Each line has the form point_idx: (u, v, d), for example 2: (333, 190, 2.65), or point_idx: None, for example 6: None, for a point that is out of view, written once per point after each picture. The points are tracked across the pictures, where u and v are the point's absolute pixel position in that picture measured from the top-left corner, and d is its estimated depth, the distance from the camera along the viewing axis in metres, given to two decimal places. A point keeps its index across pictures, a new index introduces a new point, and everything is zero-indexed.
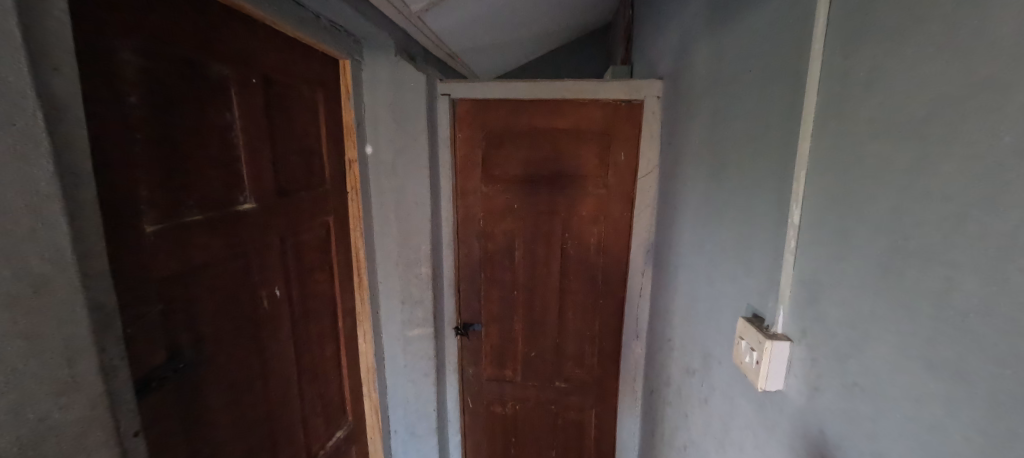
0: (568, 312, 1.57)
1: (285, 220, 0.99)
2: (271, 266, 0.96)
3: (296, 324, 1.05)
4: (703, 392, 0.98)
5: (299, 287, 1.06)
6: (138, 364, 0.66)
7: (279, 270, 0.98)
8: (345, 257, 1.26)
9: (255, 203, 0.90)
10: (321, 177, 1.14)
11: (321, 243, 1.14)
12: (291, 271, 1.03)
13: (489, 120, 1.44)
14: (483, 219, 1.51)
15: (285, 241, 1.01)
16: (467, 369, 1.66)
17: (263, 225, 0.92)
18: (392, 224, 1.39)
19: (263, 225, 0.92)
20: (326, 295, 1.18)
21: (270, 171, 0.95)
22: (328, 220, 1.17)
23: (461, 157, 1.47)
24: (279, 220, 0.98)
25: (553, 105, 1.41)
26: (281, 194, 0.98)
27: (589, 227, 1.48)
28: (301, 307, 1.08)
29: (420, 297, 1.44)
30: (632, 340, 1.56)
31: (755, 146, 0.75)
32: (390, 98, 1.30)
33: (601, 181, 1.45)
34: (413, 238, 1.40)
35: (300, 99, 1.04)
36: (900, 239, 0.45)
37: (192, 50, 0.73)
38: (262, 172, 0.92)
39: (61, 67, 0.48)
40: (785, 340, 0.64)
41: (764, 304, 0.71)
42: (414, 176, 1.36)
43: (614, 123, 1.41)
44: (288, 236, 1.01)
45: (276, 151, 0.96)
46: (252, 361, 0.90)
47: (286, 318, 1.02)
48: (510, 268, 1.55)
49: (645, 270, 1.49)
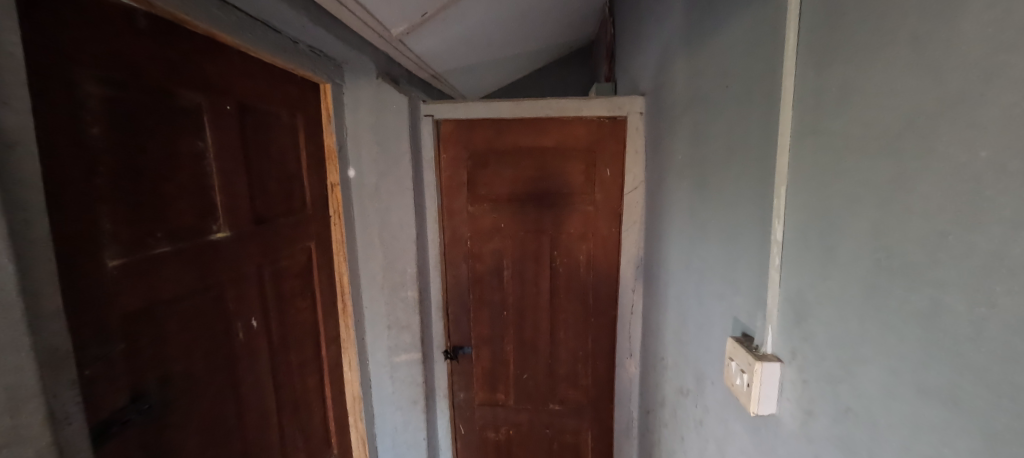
0: (560, 332, 1.54)
1: (262, 248, 0.97)
2: (248, 297, 0.93)
3: (274, 356, 1.02)
4: (697, 414, 0.95)
5: (277, 316, 1.03)
6: (98, 408, 0.62)
7: (256, 299, 0.95)
8: (328, 283, 1.23)
9: (231, 231, 0.88)
10: (301, 202, 1.12)
11: (301, 270, 1.12)
12: (268, 300, 0.99)
13: (474, 140, 1.43)
14: (470, 240, 1.49)
15: (262, 269, 0.98)
16: (458, 394, 1.61)
17: (239, 255, 0.90)
18: (377, 248, 1.36)
19: (238, 255, 0.90)
20: (308, 323, 1.15)
21: (248, 199, 0.92)
22: (309, 245, 1.15)
23: (447, 177, 1.46)
24: (256, 248, 0.95)
25: (538, 124, 1.41)
26: (258, 222, 0.96)
27: (577, 245, 1.47)
28: (281, 337, 1.04)
29: (407, 322, 1.40)
30: (626, 359, 1.53)
31: (737, 162, 0.75)
32: (373, 120, 1.29)
33: (589, 198, 1.44)
34: (398, 261, 1.38)
35: (280, 125, 1.03)
36: (883, 256, 0.44)
37: (162, 78, 0.72)
38: (238, 199, 0.89)
39: (10, 100, 0.46)
40: (775, 361, 0.62)
41: (752, 323, 0.70)
42: (399, 198, 1.34)
43: (599, 140, 1.41)
44: (265, 264, 0.98)
45: (253, 177, 0.94)
46: (226, 398, 0.87)
47: (264, 349, 0.98)
48: (499, 288, 1.52)
49: (635, 286, 1.47)
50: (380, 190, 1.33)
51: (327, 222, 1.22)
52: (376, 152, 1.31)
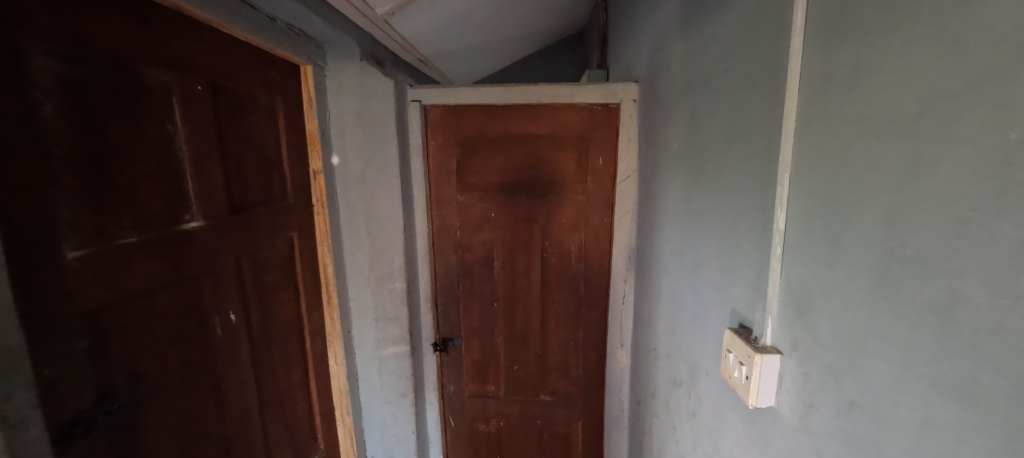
0: (551, 323, 1.51)
1: (239, 238, 0.92)
2: (226, 289, 0.88)
3: (255, 350, 0.97)
4: (691, 404, 0.94)
5: (257, 309, 0.98)
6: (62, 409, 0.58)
7: (234, 291, 0.91)
8: (312, 276, 1.19)
9: (207, 220, 0.83)
10: (282, 190, 1.06)
11: (283, 261, 1.07)
12: (248, 293, 0.95)
13: (463, 126, 1.38)
14: (459, 230, 1.45)
15: (241, 261, 0.93)
16: (448, 386, 1.57)
17: (215, 246, 0.85)
18: (363, 238, 1.31)
19: (214, 245, 0.85)
20: (290, 316, 1.10)
21: (225, 186, 0.88)
22: (291, 235, 1.10)
23: (435, 165, 1.41)
24: (233, 238, 0.90)
25: (529, 110, 1.37)
26: (236, 211, 0.91)
27: (569, 235, 1.44)
28: (262, 332, 1.00)
29: (395, 314, 1.36)
30: (617, 350, 1.51)
31: (736, 148, 0.72)
32: (357, 105, 1.24)
33: (581, 187, 1.41)
34: (386, 252, 1.33)
35: (259, 109, 0.98)
36: (896, 245, 0.42)
37: (124, 54, 0.67)
38: (212, 187, 0.84)
39: None
40: (775, 353, 0.60)
41: (751, 314, 0.68)
42: (385, 187, 1.30)
43: (591, 127, 1.37)
44: (244, 255, 0.93)
45: (230, 163, 0.90)
46: (205, 394, 0.83)
47: (245, 343, 0.94)
48: (489, 279, 1.48)
49: (627, 277, 1.45)
50: (367, 179, 1.29)
51: (310, 211, 1.17)
52: (361, 138, 1.26)
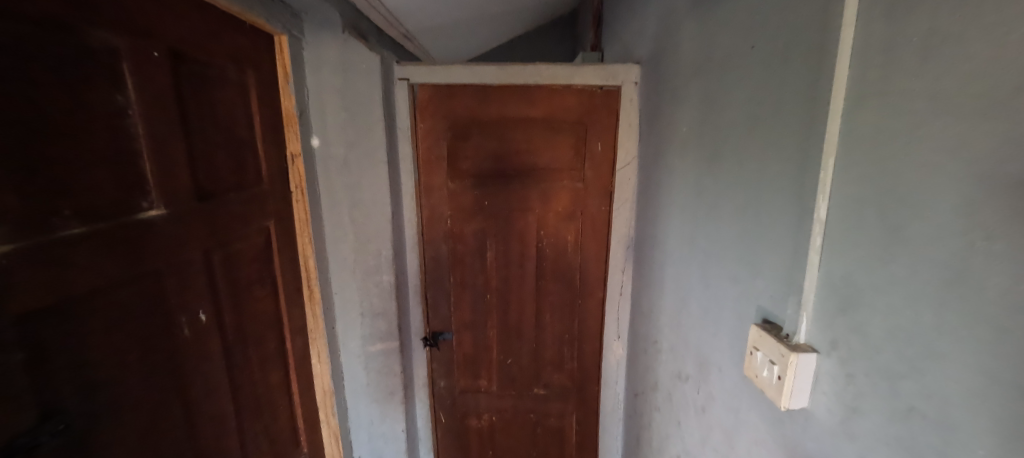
0: (546, 315, 1.45)
1: (206, 228, 0.82)
2: (190, 286, 0.79)
3: (227, 350, 0.89)
4: (699, 400, 0.90)
5: (228, 306, 0.90)
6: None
7: (202, 287, 0.82)
8: (291, 269, 1.09)
9: (167, 208, 0.73)
10: (253, 176, 0.97)
11: (256, 255, 0.98)
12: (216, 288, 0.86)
13: (454, 108, 1.29)
14: (450, 219, 1.36)
15: (209, 253, 0.83)
16: (439, 382, 1.50)
17: (179, 237, 0.75)
18: (346, 228, 1.21)
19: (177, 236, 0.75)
20: (266, 314, 1.01)
21: (189, 170, 0.78)
22: (265, 225, 1.00)
23: (423, 149, 1.31)
24: (198, 228, 0.80)
25: (525, 92, 1.29)
26: (200, 198, 0.81)
27: (565, 224, 1.37)
28: (234, 331, 0.91)
29: (383, 309, 1.28)
30: (613, 341, 1.47)
31: (765, 130, 0.66)
32: (339, 83, 1.13)
33: (578, 174, 1.34)
34: (372, 242, 1.24)
35: (228, 84, 0.87)
36: (977, 238, 0.37)
37: (62, 9, 0.55)
38: (175, 170, 0.74)
39: None
40: (812, 352, 0.56)
41: (780, 310, 0.63)
42: (370, 172, 1.20)
43: (590, 111, 1.30)
44: (211, 247, 0.84)
45: (194, 144, 0.79)
46: (174, 404, 0.74)
47: (215, 344, 0.85)
48: (482, 270, 1.41)
49: (625, 267, 1.40)
50: (352, 163, 1.18)
51: (287, 199, 1.07)
52: (343, 118, 1.15)
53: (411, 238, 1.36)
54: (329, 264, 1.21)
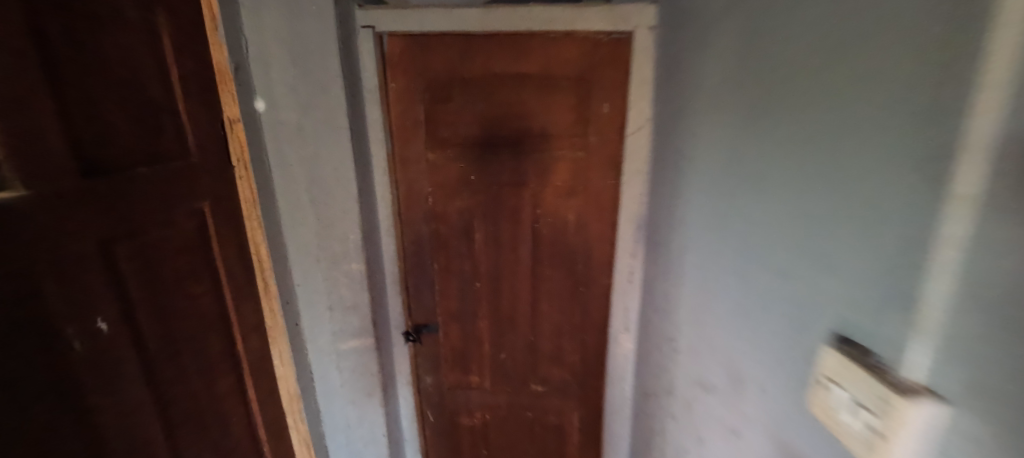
0: (543, 303, 1.23)
1: (100, 212, 0.65)
2: (79, 287, 0.62)
3: (151, 361, 0.73)
4: (732, 421, 0.72)
5: (149, 308, 0.73)
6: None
7: (99, 287, 0.65)
8: (239, 259, 0.92)
9: (29, 188, 0.56)
10: (176, 145, 0.78)
11: (188, 243, 0.81)
12: (125, 286, 0.69)
13: (432, 63, 1.05)
14: (432, 196, 1.14)
15: (107, 243, 0.66)
16: (423, 378, 1.29)
17: (48, 225, 0.58)
18: (305, 207, 0.99)
19: (48, 224, 0.58)
20: (207, 313, 0.84)
21: (66, 140, 0.61)
22: (198, 207, 0.82)
23: (396, 114, 1.08)
24: (88, 212, 0.63)
25: (517, 42, 1.05)
26: (87, 173, 0.63)
27: (565, 200, 1.15)
28: (161, 338, 0.75)
29: (355, 302, 1.06)
30: (621, 334, 1.28)
31: (843, 57, 0.43)
32: (285, 29, 0.90)
33: (580, 141, 1.12)
34: (337, 224, 1.01)
35: (122, 27, 0.68)
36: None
37: None
38: (30, 139, 0.56)
39: None
40: (930, 396, 0.32)
41: (866, 323, 0.40)
42: (328, 139, 0.97)
43: (596, 64, 1.07)
44: (113, 235, 0.67)
45: (71, 105, 0.61)
46: (64, 430, 0.59)
47: (132, 354, 0.70)
48: (469, 254, 1.18)
49: (635, 251, 1.20)
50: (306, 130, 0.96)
51: (227, 175, 0.89)
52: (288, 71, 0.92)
53: (385, 221, 1.15)
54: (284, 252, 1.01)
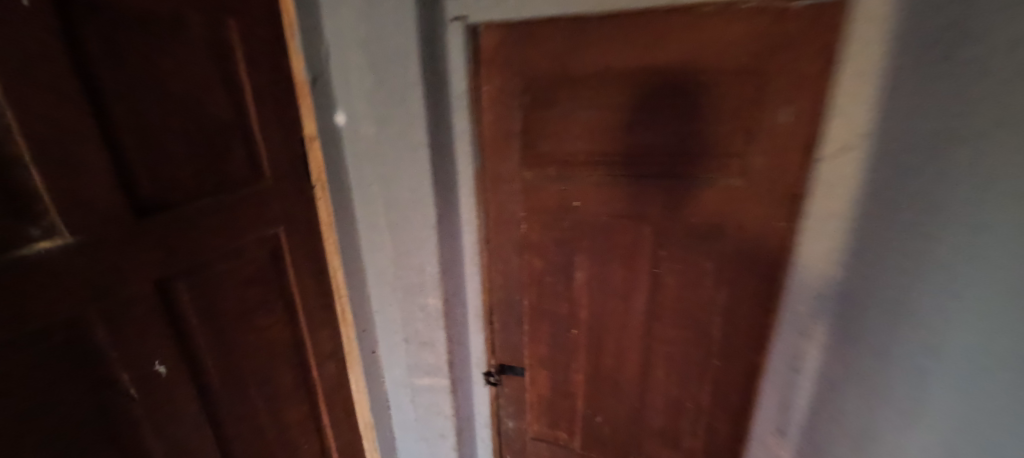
0: (657, 370, 0.95)
1: (156, 254, 0.61)
2: (133, 331, 0.60)
3: (212, 399, 0.72)
4: None
5: (212, 345, 0.70)
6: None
7: (157, 330, 0.62)
8: (315, 286, 0.89)
9: (75, 236, 0.53)
10: (246, 171, 0.73)
11: (258, 275, 0.77)
12: (184, 326, 0.66)
13: (532, 59, 0.78)
14: (525, 223, 0.92)
15: (163, 284, 0.63)
16: (506, 421, 1.14)
17: (93, 277, 0.54)
18: (383, 233, 0.91)
19: (97, 273, 0.55)
20: (276, 344, 0.82)
21: (116, 178, 0.56)
22: (270, 235, 0.78)
23: (489, 125, 0.86)
24: (144, 256, 0.60)
25: (649, 22, 0.70)
26: (142, 213, 0.59)
27: (700, 245, 0.82)
28: (224, 375, 0.73)
29: (429, 338, 0.97)
30: (769, 433, 0.88)
31: None
32: (363, 32, 0.76)
33: (738, 163, 0.74)
34: (413, 256, 0.91)
35: (184, 52, 0.63)
36: None
37: None
38: (69, 181, 0.51)
39: None
40: None
41: None
42: (405, 161, 0.83)
43: (780, 47, 0.66)
44: (172, 276, 0.64)
45: (124, 138, 0.57)
46: None
47: (191, 392, 0.68)
48: (566, 296, 0.96)
49: (813, 329, 0.77)
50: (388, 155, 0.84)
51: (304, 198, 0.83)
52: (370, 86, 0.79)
53: (467, 246, 0.96)
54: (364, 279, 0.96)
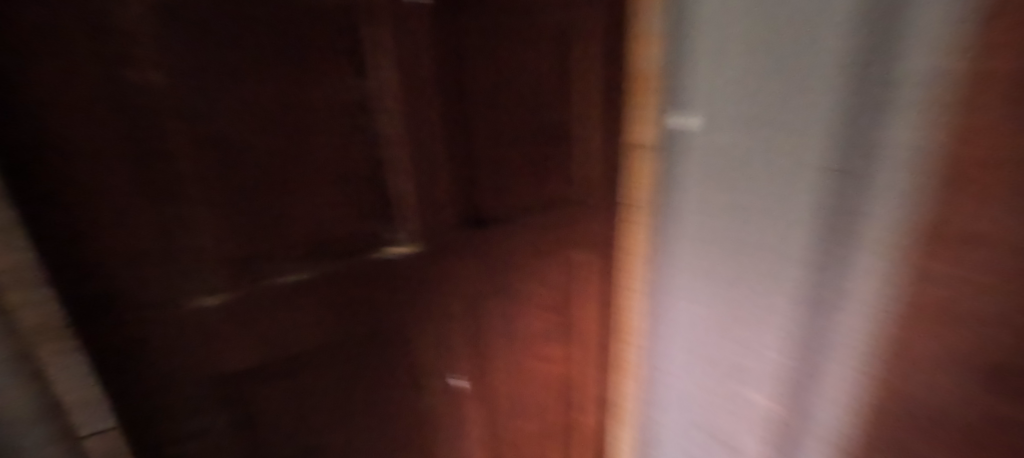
0: None
1: (376, 197, 0.57)
2: (297, 326, 0.57)
3: (430, 362, 0.71)
4: None
5: (426, 306, 0.67)
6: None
7: (406, 278, 0.63)
8: (560, 267, 0.80)
9: (262, 164, 0.48)
10: (492, 129, 0.65)
11: (502, 247, 0.72)
12: (405, 281, 0.64)
13: None
14: (926, 246, 0.49)
15: (394, 230, 0.61)
16: None
17: (382, 209, 0.58)
18: (700, 225, 0.74)
19: (361, 207, 0.56)
20: (500, 318, 0.77)
21: (331, 118, 0.51)
22: (475, 205, 0.67)
23: (860, 59, 0.49)
24: (367, 195, 0.56)
25: None
26: (376, 158, 0.55)
27: None
28: (474, 325, 0.74)
29: (759, 382, 0.73)
30: None
31: None
32: None
33: None
34: (758, 264, 0.67)
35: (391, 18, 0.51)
36: None
37: None
38: (238, 103, 0.45)
39: None
40: None
41: None
42: (750, 135, 0.63)
43: None
44: (417, 231, 0.62)
45: (321, 83, 0.49)
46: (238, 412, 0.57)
47: (377, 342, 0.65)
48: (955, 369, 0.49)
49: None
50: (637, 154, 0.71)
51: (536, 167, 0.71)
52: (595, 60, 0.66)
53: (761, 330, 0.64)
54: (599, 278, 0.87)
